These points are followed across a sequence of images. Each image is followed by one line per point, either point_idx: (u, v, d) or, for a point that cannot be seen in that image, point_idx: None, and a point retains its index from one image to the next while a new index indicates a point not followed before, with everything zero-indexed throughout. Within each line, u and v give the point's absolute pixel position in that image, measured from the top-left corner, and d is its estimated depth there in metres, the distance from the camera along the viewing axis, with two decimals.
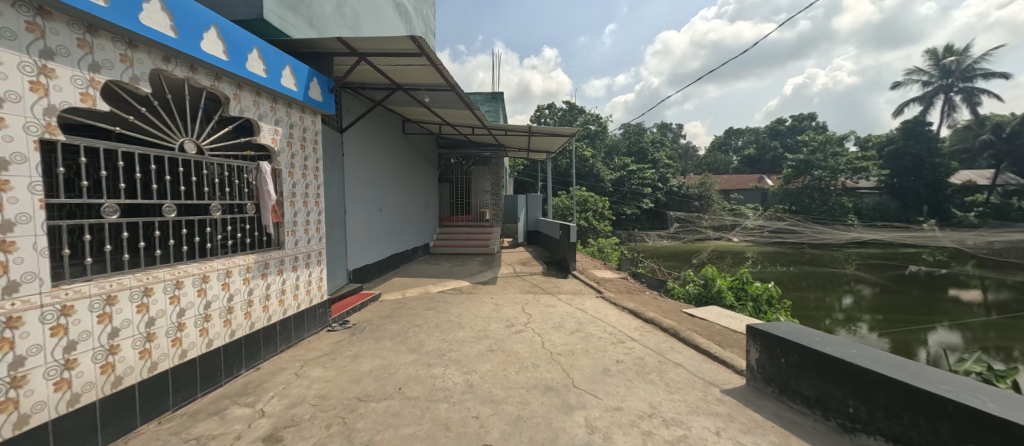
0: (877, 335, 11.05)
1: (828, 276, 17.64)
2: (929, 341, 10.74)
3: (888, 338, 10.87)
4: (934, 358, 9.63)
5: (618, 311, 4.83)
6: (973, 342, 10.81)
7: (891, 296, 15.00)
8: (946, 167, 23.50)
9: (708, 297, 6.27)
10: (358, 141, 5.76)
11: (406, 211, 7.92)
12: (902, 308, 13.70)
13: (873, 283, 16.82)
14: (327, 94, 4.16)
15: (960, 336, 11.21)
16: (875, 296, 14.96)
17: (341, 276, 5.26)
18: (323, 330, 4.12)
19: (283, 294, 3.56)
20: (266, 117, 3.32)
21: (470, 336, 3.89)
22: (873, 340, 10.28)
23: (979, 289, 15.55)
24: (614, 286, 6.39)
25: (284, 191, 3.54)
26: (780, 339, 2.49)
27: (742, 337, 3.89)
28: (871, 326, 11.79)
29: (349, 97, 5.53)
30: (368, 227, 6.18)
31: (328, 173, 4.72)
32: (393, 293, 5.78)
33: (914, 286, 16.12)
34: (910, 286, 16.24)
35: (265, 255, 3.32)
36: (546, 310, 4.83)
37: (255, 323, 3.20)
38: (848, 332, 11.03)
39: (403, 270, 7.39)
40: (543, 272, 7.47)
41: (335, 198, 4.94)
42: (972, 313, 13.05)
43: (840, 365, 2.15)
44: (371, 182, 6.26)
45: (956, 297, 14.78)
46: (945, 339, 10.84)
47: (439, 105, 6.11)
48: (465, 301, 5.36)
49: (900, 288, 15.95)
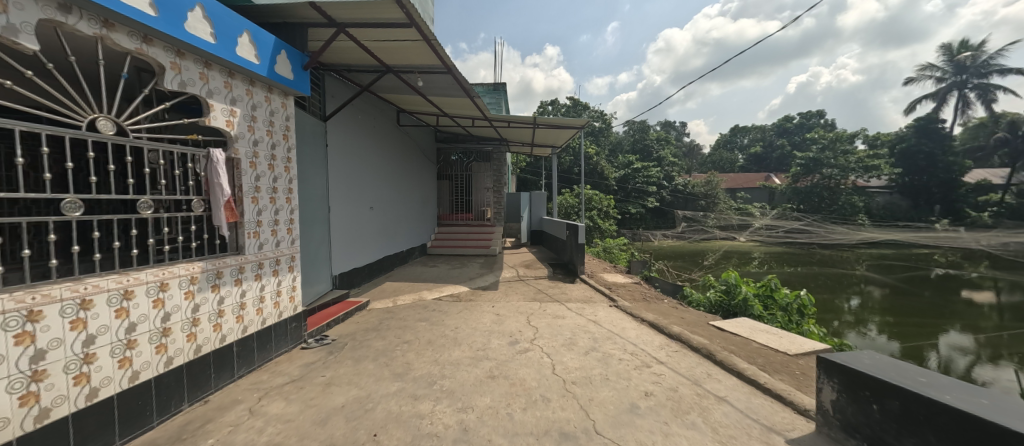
0: (887, 337, 10.49)
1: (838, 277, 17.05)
2: (941, 344, 10.23)
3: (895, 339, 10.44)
4: (946, 363, 9.12)
5: (637, 324, 4.23)
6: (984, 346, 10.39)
7: (906, 298, 14.42)
8: (960, 166, 22.78)
9: (733, 306, 5.62)
10: (344, 131, 5.18)
11: (400, 210, 7.32)
12: (915, 309, 13.17)
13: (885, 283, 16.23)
14: (301, 72, 3.53)
15: (976, 340, 10.65)
16: (888, 298, 14.38)
17: (323, 282, 4.69)
18: (296, 347, 3.54)
19: (243, 308, 2.97)
20: (219, 94, 2.72)
21: (466, 357, 3.30)
22: (880, 343, 9.88)
23: (992, 291, 15.03)
24: (628, 292, 5.79)
25: (244, 184, 2.95)
26: (873, 379, 1.88)
27: (788, 360, 3.29)
28: (883, 328, 11.16)
29: (333, 81, 4.95)
30: (356, 227, 5.58)
31: (306, 164, 4.12)
32: (383, 301, 5.18)
33: (927, 287, 15.49)
34: (924, 287, 15.60)
35: (217, 263, 2.72)
36: (555, 323, 4.25)
37: (202, 346, 2.60)
38: (858, 334, 10.55)
39: (397, 273, 6.80)
40: (548, 276, 6.88)
41: (315, 195, 4.36)
42: (985, 316, 12.60)
43: (965, 423, 1.51)
44: (359, 177, 5.67)
45: (969, 299, 14.26)
46: (954, 342, 10.40)
47: (434, 91, 5.46)
48: (463, 311, 4.78)
49: (913, 289, 15.30)
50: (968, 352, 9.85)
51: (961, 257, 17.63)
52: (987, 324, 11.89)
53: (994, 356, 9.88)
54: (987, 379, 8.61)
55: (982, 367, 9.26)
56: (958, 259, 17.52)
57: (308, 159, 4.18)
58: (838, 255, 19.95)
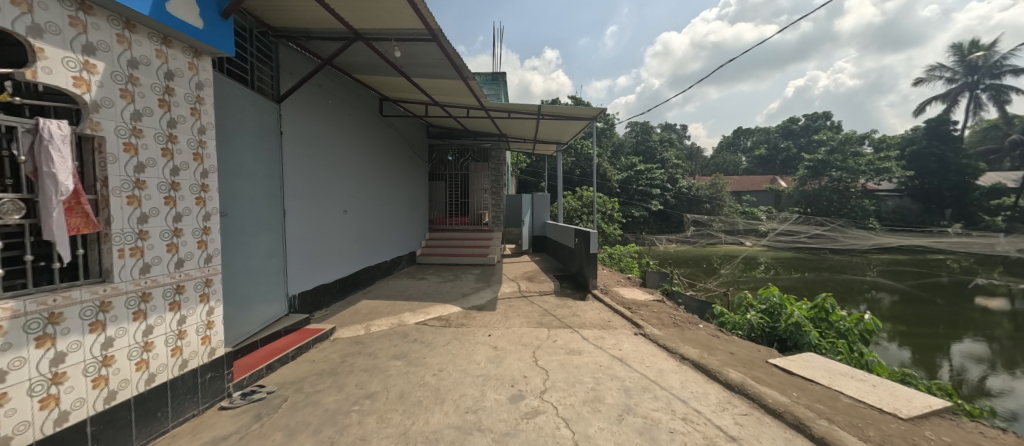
0: (900, 345, 9.60)
1: (846, 283, 16.11)
2: (954, 352, 9.41)
3: (906, 344, 9.67)
4: (957, 374, 8.15)
5: (676, 363, 3.23)
6: (1000, 353, 9.59)
7: (916, 304, 13.55)
8: (973, 168, 21.98)
9: (780, 331, 4.64)
10: (307, 117, 4.23)
11: (384, 213, 6.35)
12: (929, 315, 12.31)
13: (893, 289, 15.29)
14: (219, 22, 2.52)
15: (990, 348, 9.80)
16: (897, 304, 13.49)
17: (273, 305, 3.70)
18: (213, 408, 2.54)
19: (108, 364, 1.93)
20: (53, 31, 1.70)
21: (448, 428, 2.28)
22: (896, 351, 9.08)
23: (1006, 298, 14.11)
24: (653, 314, 4.81)
25: (110, 175, 1.93)
26: None
27: (908, 433, 2.29)
28: (896, 336, 10.27)
29: (289, 53, 3.98)
30: (324, 233, 4.62)
31: (240, 152, 3.14)
32: (352, 327, 4.17)
33: (941, 294, 14.64)
34: (938, 293, 14.74)
35: (50, 301, 1.68)
36: (569, 362, 3.27)
37: (13, 439, 1.56)
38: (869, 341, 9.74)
39: (377, 288, 5.79)
40: (555, 291, 5.91)
41: (258, 195, 3.39)
42: (1001, 324, 11.75)
43: None
44: (329, 173, 4.70)
45: (983, 307, 13.42)
46: (968, 349, 9.57)
47: (418, 68, 4.44)
48: (452, 342, 3.78)
49: (926, 296, 14.41)
50: (981, 361, 8.94)
51: (975, 262, 17.31)
52: (1000, 332, 11.13)
53: (1011, 365, 8.92)
54: (999, 388, 7.61)
55: (997, 377, 8.21)
56: (972, 264, 17.29)
57: (246, 148, 3.21)
58: (849, 260, 18.85)
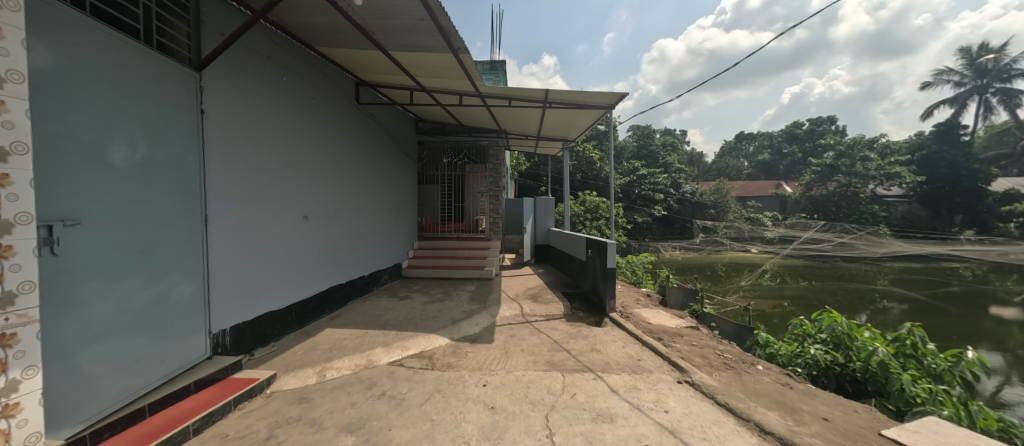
0: None
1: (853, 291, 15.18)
2: None
3: None
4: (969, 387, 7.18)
5: (755, 441, 2.21)
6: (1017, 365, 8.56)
7: (921, 312, 12.64)
8: (986, 173, 21.15)
9: (856, 373, 3.63)
10: (247, 95, 3.26)
11: (358, 221, 5.32)
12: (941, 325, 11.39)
13: (903, 297, 14.31)
14: None
15: (1007, 360, 8.84)
16: (905, 314, 12.51)
17: (186, 347, 2.68)
18: None
19: None
20: None
21: None
22: None
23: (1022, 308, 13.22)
24: (692, 347, 3.83)
25: None
26: None
27: None
28: None
29: (216, 6, 2.98)
30: (271, 246, 3.59)
31: (117, 131, 2.15)
32: (300, 374, 3.09)
33: (953, 303, 13.70)
34: (952, 302, 13.87)
35: None
36: (599, 439, 2.23)
37: None
38: None
39: (346, 312, 4.75)
40: (565, 314, 4.91)
41: (150, 194, 2.37)
42: (1012, 334, 10.89)
43: None
44: (279, 169, 3.69)
45: (998, 316, 12.56)
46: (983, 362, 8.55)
47: (392, 31, 3.42)
48: (433, 398, 2.74)
49: (939, 305, 13.51)
50: (997, 374, 7.94)
51: (989, 270, 16.45)
52: (1015, 341, 10.27)
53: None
54: (1015, 401, 6.64)
55: (1013, 388, 7.23)
56: (985, 272, 16.46)
57: (131, 126, 2.23)
58: (860, 268, 17.57)
